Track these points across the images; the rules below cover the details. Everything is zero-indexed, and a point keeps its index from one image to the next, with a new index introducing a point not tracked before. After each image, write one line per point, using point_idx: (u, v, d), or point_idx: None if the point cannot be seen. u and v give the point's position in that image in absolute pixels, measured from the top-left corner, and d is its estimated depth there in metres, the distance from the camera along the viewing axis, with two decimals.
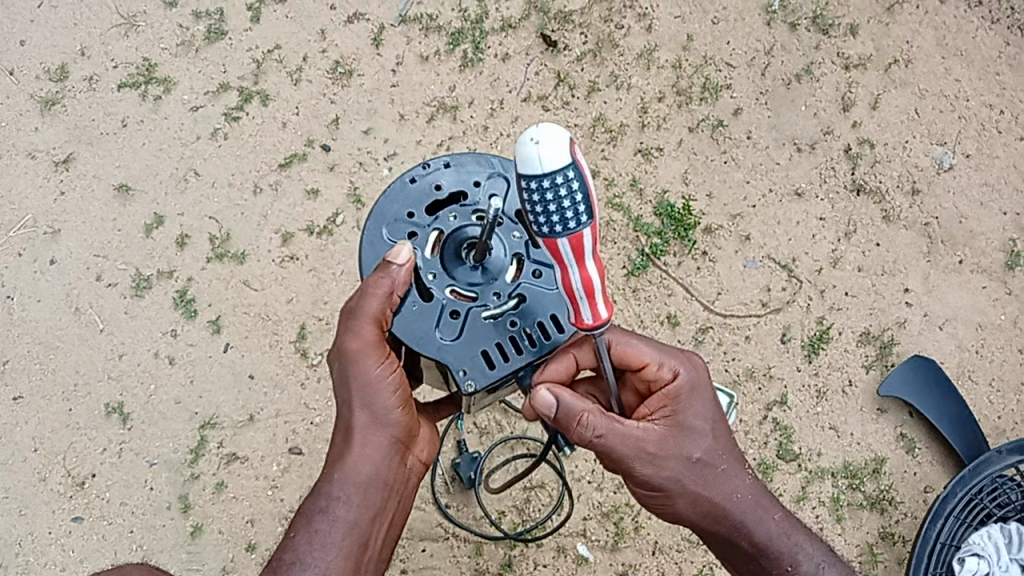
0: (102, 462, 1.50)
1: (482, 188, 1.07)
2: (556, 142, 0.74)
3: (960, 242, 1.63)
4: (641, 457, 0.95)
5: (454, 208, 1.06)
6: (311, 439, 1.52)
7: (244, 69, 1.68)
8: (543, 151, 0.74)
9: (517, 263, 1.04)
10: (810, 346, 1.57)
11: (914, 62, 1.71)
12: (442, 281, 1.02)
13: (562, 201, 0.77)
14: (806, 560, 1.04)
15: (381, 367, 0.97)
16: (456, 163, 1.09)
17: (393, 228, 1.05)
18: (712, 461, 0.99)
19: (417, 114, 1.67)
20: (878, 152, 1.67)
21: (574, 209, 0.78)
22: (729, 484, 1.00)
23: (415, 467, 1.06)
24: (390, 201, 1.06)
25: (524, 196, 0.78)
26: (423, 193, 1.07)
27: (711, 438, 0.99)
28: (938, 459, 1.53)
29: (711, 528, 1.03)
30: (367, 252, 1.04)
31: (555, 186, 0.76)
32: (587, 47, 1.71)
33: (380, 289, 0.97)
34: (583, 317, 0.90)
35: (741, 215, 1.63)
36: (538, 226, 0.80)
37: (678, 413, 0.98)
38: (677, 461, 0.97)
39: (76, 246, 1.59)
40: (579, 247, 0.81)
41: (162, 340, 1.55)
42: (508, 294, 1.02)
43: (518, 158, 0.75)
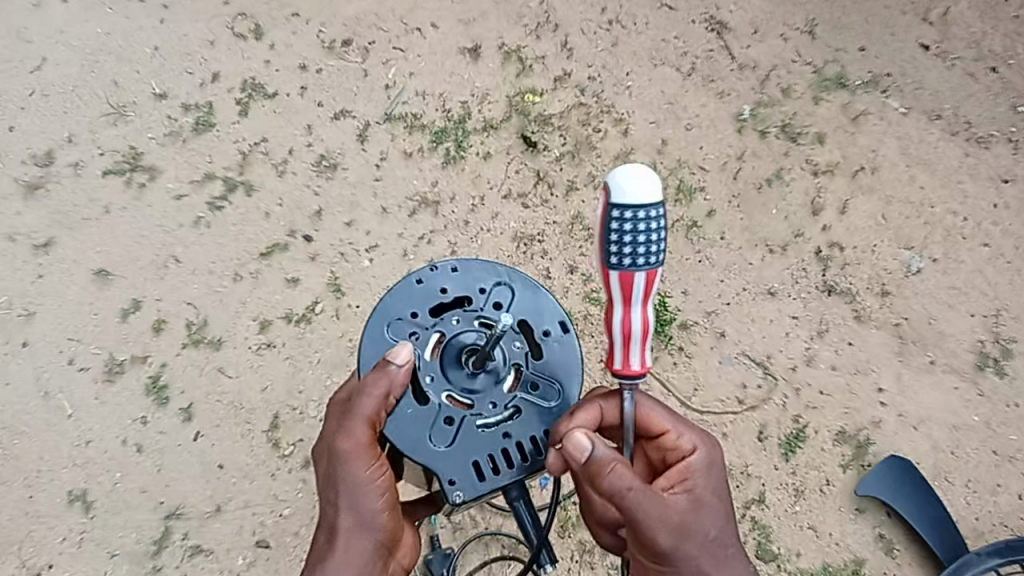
0: (60, 552, 1.45)
1: (487, 294, 1.09)
2: (649, 181, 0.88)
3: (931, 343, 1.66)
4: (665, 525, 0.92)
5: (457, 312, 1.07)
6: (279, 532, 1.47)
7: (231, 160, 1.71)
8: (639, 185, 0.87)
9: (515, 372, 1.06)
10: (787, 445, 1.57)
11: (880, 170, 1.77)
12: (440, 386, 1.04)
13: (649, 234, 0.89)
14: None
15: (372, 469, 0.99)
16: (462, 268, 1.09)
17: (395, 327, 1.06)
18: (724, 543, 0.97)
19: (400, 208, 1.70)
20: (848, 255, 1.71)
21: (655, 246, 0.90)
22: (738, 572, 0.97)
23: (394, 572, 1.06)
24: (395, 299, 1.07)
25: (611, 226, 0.89)
26: (427, 295, 1.08)
27: (724, 518, 0.98)
28: (918, 561, 1.51)
29: None
30: (368, 349, 1.05)
31: (646, 218, 0.88)
32: (566, 148, 1.76)
33: (377, 389, 0.98)
34: (630, 363, 0.96)
35: (716, 312, 1.65)
36: (618, 256, 0.90)
37: (695, 487, 0.98)
38: (695, 535, 0.94)
39: (51, 329, 1.58)
40: (650, 284, 0.93)
41: (132, 428, 1.52)
42: (504, 404, 1.04)
43: (614, 192, 0.88)
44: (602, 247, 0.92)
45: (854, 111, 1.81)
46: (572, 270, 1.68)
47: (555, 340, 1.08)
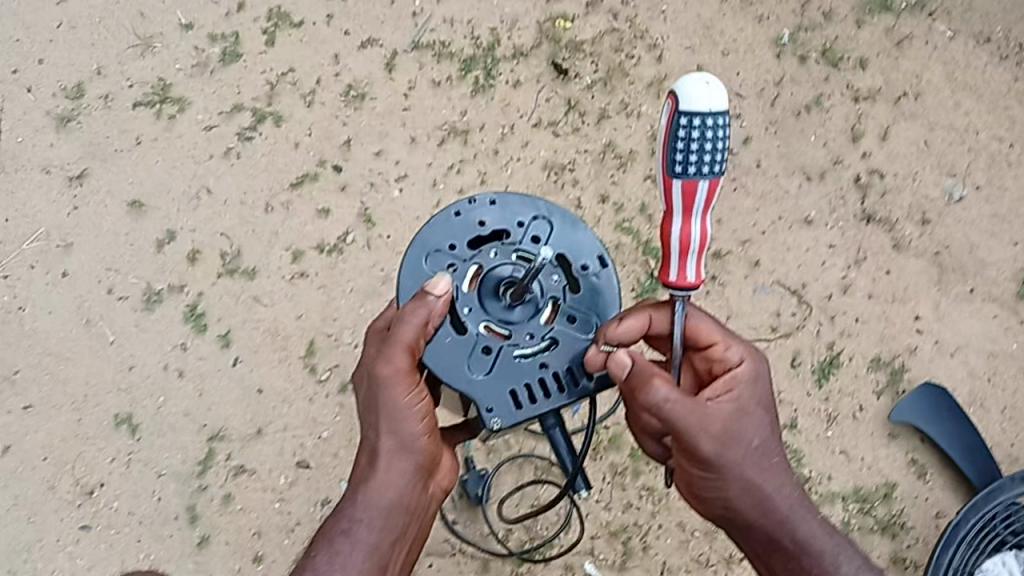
0: (111, 472, 1.50)
1: (526, 228, 1.08)
2: (718, 89, 0.89)
3: (972, 271, 1.63)
4: (707, 434, 0.96)
5: (495, 246, 1.07)
6: (319, 452, 1.51)
7: (259, 91, 1.69)
8: (709, 90, 0.87)
9: (553, 305, 1.06)
10: (820, 371, 1.56)
11: (924, 95, 1.71)
12: (478, 316, 1.04)
13: (716, 141, 0.89)
14: (846, 562, 1.01)
15: (411, 395, 1.00)
16: (501, 201, 1.08)
17: (433, 260, 1.06)
18: (768, 452, 1.00)
19: (429, 137, 1.68)
20: (888, 182, 1.68)
21: (720, 155, 0.91)
22: (779, 477, 1.01)
23: (435, 492, 1.09)
24: (433, 231, 1.07)
25: (679, 133, 0.89)
26: (466, 228, 1.07)
27: (769, 426, 1.01)
28: (951, 486, 1.52)
29: (755, 523, 1.02)
30: (406, 281, 1.06)
31: (714, 125, 0.89)
32: (597, 75, 1.72)
33: (416, 318, 0.98)
34: (687, 274, 0.96)
35: (750, 240, 1.63)
36: (685, 163, 0.90)
37: (744, 398, 1.00)
38: (739, 445, 0.98)
39: (89, 260, 1.60)
40: (710, 195, 0.93)
41: (173, 353, 1.55)
42: (542, 336, 1.05)
43: (686, 97, 0.88)
44: (667, 156, 0.91)
45: (897, 35, 1.74)
46: (604, 200, 1.66)
47: (593, 274, 1.08)
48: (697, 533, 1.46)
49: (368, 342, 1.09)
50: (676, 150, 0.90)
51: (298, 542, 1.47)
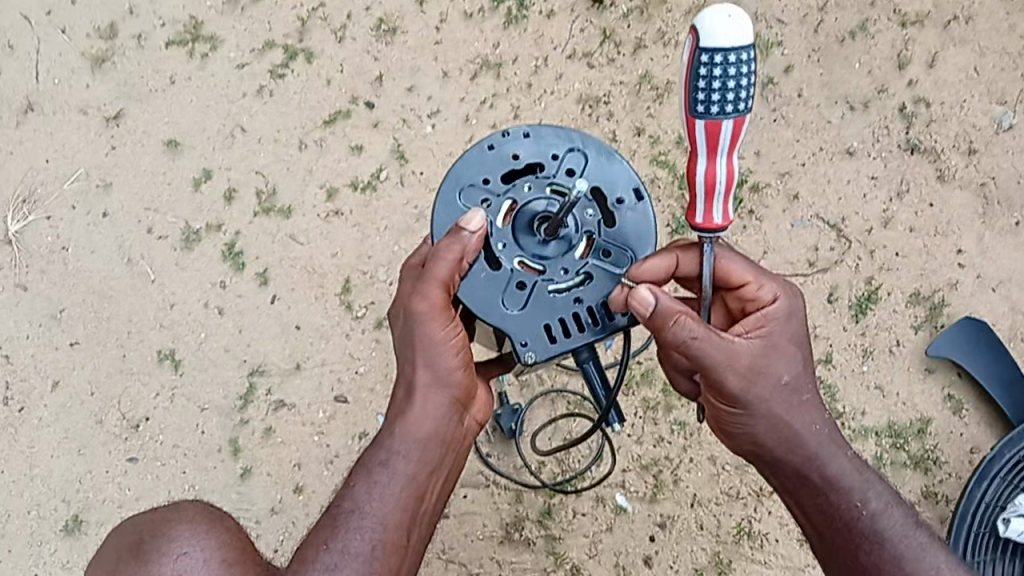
0: (156, 407, 1.55)
1: (560, 161, 1.07)
2: (742, 22, 0.86)
3: (1018, 203, 1.59)
4: (732, 369, 0.97)
5: (530, 179, 1.06)
6: (356, 388, 1.54)
7: (290, 27, 1.68)
8: (732, 25, 0.85)
9: (588, 240, 1.05)
10: (857, 306, 1.54)
11: (976, 19, 1.64)
12: (512, 251, 1.04)
13: (740, 78, 0.88)
14: (875, 498, 1.00)
15: (446, 328, 1.01)
16: (535, 133, 1.07)
17: (467, 194, 1.06)
18: (797, 389, 1.00)
19: (461, 71, 1.66)
20: (934, 111, 1.62)
21: (744, 92, 0.89)
22: (808, 414, 1.01)
23: (470, 427, 1.09)
24: (467, 166, 1.06)
25: (701, 72, 0.88)
26: (500, 161, 1.06)
27: (799, 364, 1.01)
28: (987, 422, 1.50)
29: (783, 459, 1.02)
30: (440, 215, 1.05)
31: (738, 62, 0.87)
32: (634, 3, 1.67)
33: (451, 253, 1.00)
34: (713, 217, 0.95)
35: (789, 173, 1.60)
36: (707, 103, 0.89)
37: (774, 335, 0.99)
38: (765, 381, 0.98)
39: (128, 199, 1.63)
40: (736, 134, 0.91)
41: (212, 291, 1.58)
42: (576, 271, 1.04)
43: (707, 34, 0.86)
44: (690, 95, 0.90)
45: None
46: (639, 133, 1.63)
47: (628, 208, 1.07)
48: (728, 468, 1.48)
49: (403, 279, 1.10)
50: (699, 90, 0.89)
51: (337, 473, 1.52)
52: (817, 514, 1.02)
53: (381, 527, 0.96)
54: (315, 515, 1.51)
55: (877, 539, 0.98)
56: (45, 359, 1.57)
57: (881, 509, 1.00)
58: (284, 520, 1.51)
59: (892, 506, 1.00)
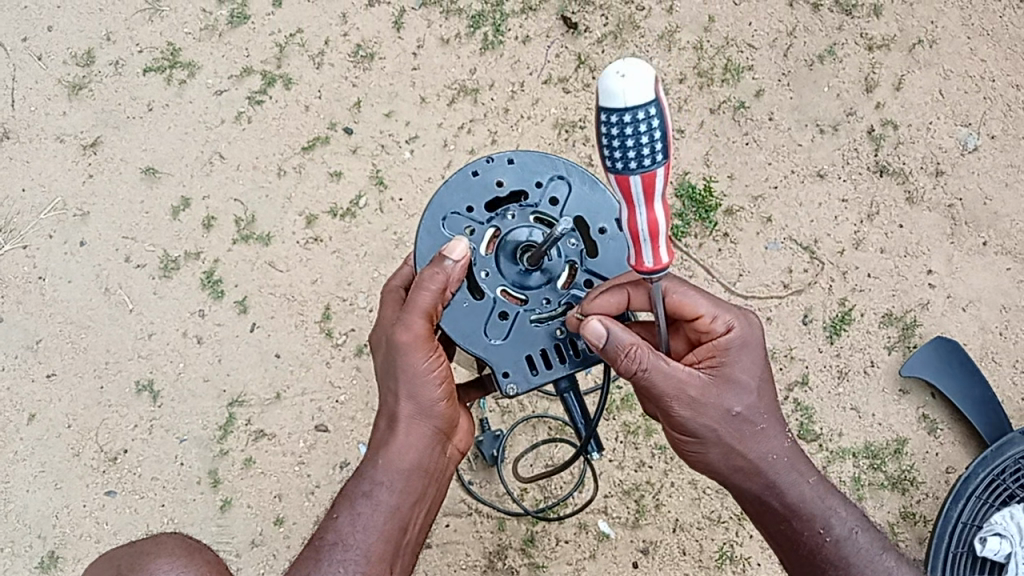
0: (133, 438, 1.54)
1: (543, 189, 1.08)
2: (640, 78, 0.77)
3: (984, 223, 1.62)
4: (680, 399, 0.98)
5: (513, 208, 1.07)
6: (336, 416, 1.54)
7: (268, 53, 1.69)
8: (627, 85, 0.76)
9: (570, 270, 1.07)
10: (832, 327, 1.57)
11: (939, 43, 1.68)
12: (494, 280, 1.05)
13: (641, 136, 0.79)
14: (839, 524, 1.02)
15: (429, 360, 1.01)
16: (519, 161, 1.08)
17: (451, 222, 1.07)
18: (752, 419, 1.00)
19: (439, 97, 1.68)
20: (902, 133, 1.66)
21: (651, 147, 0.80)
22: (765, 443, 1.01)
23: (452, 456, 1.11)
24: (451, 192, 1.08)
25: (602, 129, 0.80)
26: (483, 189, 1.07)
27: (754, 395, 1.00)
28: (961, 440, 1.53)
29: (742, 485, 1.03)
30: (424, 242, 1.07)
31: (635, 121, 0.78)
32: (607, 29, 1.70)
33: (434, 284, 0.99)
34: (643, 260, 0.91)
35: (762, 196, 1.62)
36: (612, 160, 0.82)
37: (725, 366, 0.99)
38: (714, 412, 0.98)
39: (106, 228, 1.62)
40: (650, 186, 0.84)
41: (191, 320, 1.58)
42: (558, 302, 1.06)
43: (601, 92, 0.78)
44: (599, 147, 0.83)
45: None
46: None
47: (611, 237, 1.07)
48: (709, 491, 1.49)
49: (384, 307, 1.11)
50: (602, 146, 0.82)
51: (319, 504, 1.51)
52: (782, 539, 1.05)
53: (365, 559, 0.97)
54: (297, 548, 1.50)
55: (844, 565, 1.01)
56: (20, 392, 1.55)
57: (845, 535, 1.02)
58: (264, 554, 1.50)
59: (858, 533, 1.02)
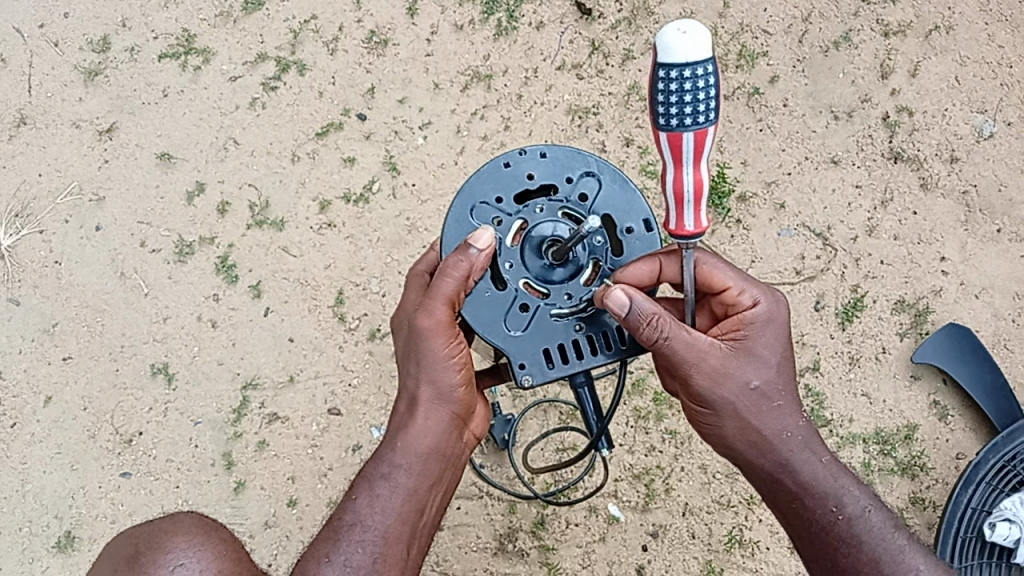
0: (148, 421, 1.56)
1: (573, 185, 1.08)
2: (700, 35, 0.85)
3: (999, 211, 1.61)
4: (700, 368, 0.99)
5: (542, 202, 1.07)
6: (349, 400, 1.56)
7: (282, 39, 1.69)
8: (691, 40, 0.85)
9: (594, 266, 1.07)
10: (843, 314, 1.57)
11: (956, 28, 1.66)
12: (518, 272, 1.06)
13: (698, 91, 0.87)
14: (852, 502, 1.03)
15: (450, 346, 1.02)
16: (551, 155, 1.08)
17: (479, 211, 1.08)
18: (769, 394, 1.01)
19: (452, 83, 1.68)
20: (917, 120, 1.65)
21: (706, 103, 0.88)
22: (781, 420, 1.02)
23: (469, 442, 1.12)
24: (481, 182, 1.08)
25: (658, 86, 0.88)
26: (514, 181, 1.08)
27: (773, 371, 1.01)
28: (972, 427, 1.53)
29: (754, 461, 1.04)
30: (451, 231, 1.07)
31: (694, 76, 0.86)
32: (622, 15, 1.69)
33: (458, 270, 1.00)
34: (684, 224, 0.96)
35: (775, 182, 1.62)
36: (666, 116, 0.90)
37: (747, 339, 1.01)
38: (733, 384, 1.00)
39: (121, 213, 1.64)
40: (700, 144, 0.91)
41: (205, 304, 1.60)
42: (580, 297, 1.06)
43: (662, 48, 0.86)
44: (652, 107, 0.91)
45: None
46: (628, 143, 1.65)
47: (637, 237, 1.08)
48: (720, 476, 1.49)
49: (409, 292, 1.12)
50: (658, 104, 0.89)
51: (331, 486, 1.53)
52: (795, 520, 1.05)
53: (382, 540, 0.99)
54: (310, 530, 1.52)
55: (855, 542, 1.01)
56: (37, 375, 1.58)
57: (858, 515, 1.02)
58: (277, 535, 1.52)
59: (871, 511, 1.03)
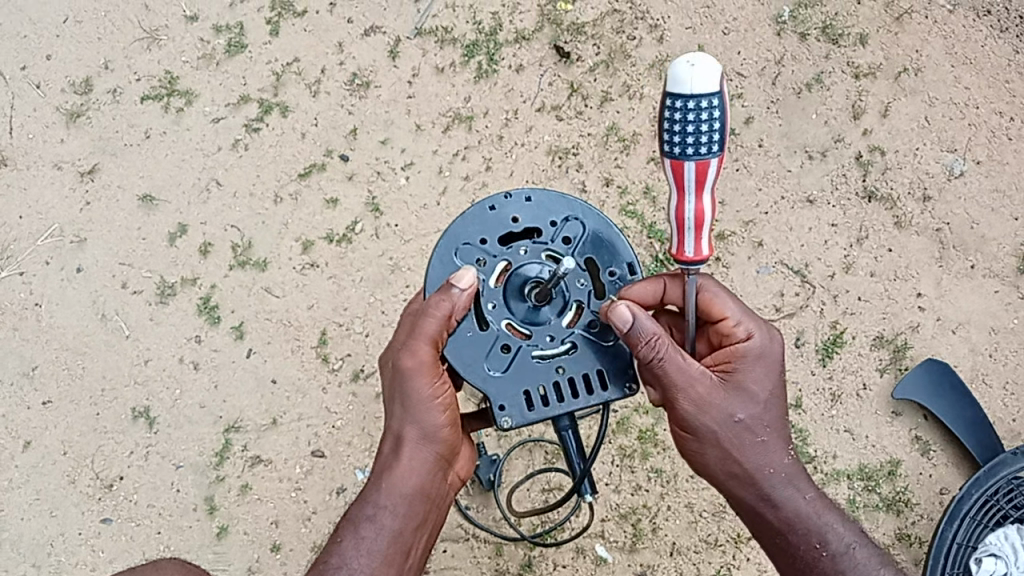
0: (129, 465, 1.54)
1: (557, 228, 1.10)
2: (710, 70, 0.92)
3: (972, 247, 1.65)
4: (688, 396, 1.00)
5: (526, 244, 1.09)
6: (333, 442, 1.54)
7: (264, 81, 1.71)
8: (700, 73, 0.91)
9: (577, 309, 1.08)
10: (823, 351, 1.59)
11: (923, 71, 1.72)
12: (501, 313, 1.07)
13: (703, 122, 0.94)
14: (836, 539, 1.04)
15: (434, 386, 1.03)
16: (536, 198, 1.10)
17: (463, 252, 1.09)
18: (755, 428, 1.02)
19: (434, 124, 1.70)
20: (889, 159, 1.69)
21: (710, 135, 0.95)
22: (765, 455, 1.03)
23: (454, 483, 1.12)
24: (467, 223, 1.09)
25: (666, 115, 0.95)
26: (499, 223, 1.09)
27: (761, 407, 1.02)
28: (953, 461, 1.54)
29: (736, 493, 1.05)
30: (435, 270, 1.08)
31: (700, 107, 0.93)
32: (599, 58, 1.72)
33: (439, 310, 1.02)
34: (684, 249, 1.01)
35: (754, 221, 1.65)
36: (672, 144, 0.96)
37: (738, 372, 1.03)
38: (719, 415, 1.01)
39: (102, 255, 1.63)
40: (703, 173, 0.97)
41: (187, 346, 1.58)
42: (562, 339, 1.07)
43: (674, 79, 0.93)
44: (660, 134, 0.97)
45: (897, 9, 1.74)
46: (608, 183, 1.67)
47: (619, 281, 1.09)
48: (706, 514, 1.49)
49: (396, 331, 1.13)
50: (665, 132, 0.96)
51: (315, 530, 1.51)
52: (778, 552, 1.07)
53: None
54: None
55: None
56: (16, 419, 1.55)
57: (842, 552, 1.03)
58: None
59: (855, 549, 1.04)
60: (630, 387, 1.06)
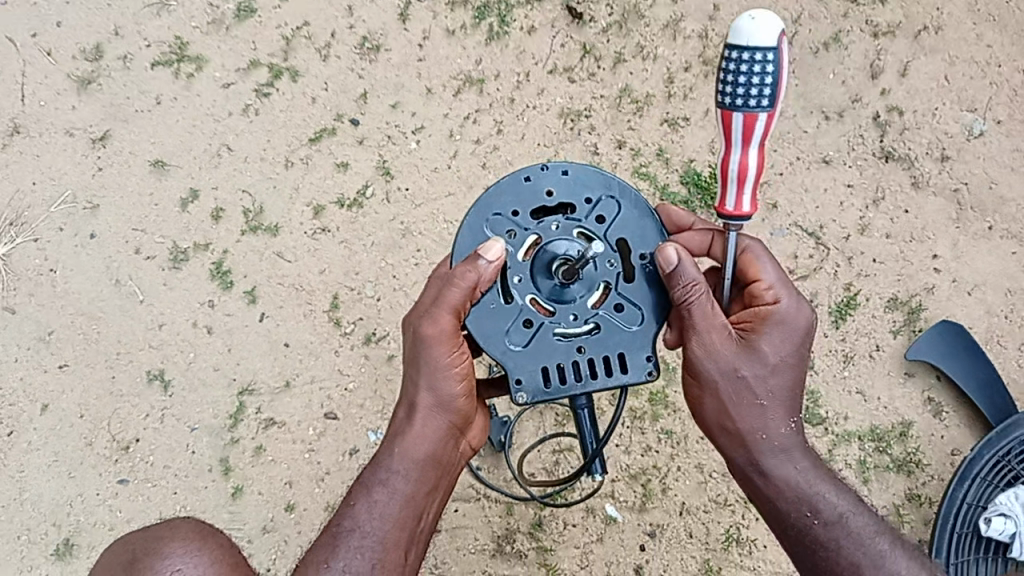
0: (146, 428, 1.56)
1: (592, 206, 1.08)
2: (768, 24, 0.92)
3: (990, 208, 1.62)
4: (698, 340, 1.01)
5: (559, 220, 1.07)
6: (345, 405, 1.56)
7: (274, 46, 1.70)
8: (757, 25, 0.92)
9: (604, 289, 1.07)
10: (836, 312, 1.58)
11: (945, 28, 1.67)
12: (526, 288, 1.07)
13: (754, 75, 0.93)
14: (828, 507, 1.03)
15: (451, 355, 1.03)
16: (574, 174, 1.08)
17: (494, 222, 1.08)
18: (755, 391, 1.02)
19: (444, 87, 1.68)
20: (907, 119, 1.66)
21: (761, 88, 0.94)
22: (762, 418, 1.03)
23: (465, 451, 1.13)
24: (501, 193, 1.08)
25: (722, 66, 0.96)
26: (533, 196, 1.08)
27: (769, 372, 1.02)
28: (967, 424, 1.54)
29: (727, 448, 1.06)
30: (465, 240, 1.07)
31: (753, 59, 0.93)
32: (613, 18, 1.70)
33: (464, 282, 1.02)
34: (726, 203, 1.02)
35: (768, 183, 1.63)
36: (722, 94, 0.96)
37: (755, 334, 1.02)
38: (722, 368, 1.01)
39: (115, 221, 1.64)
40: (750, 127, 0.97)
41: (201, 310, 1.60)
42: (586, 319, 1.06)
43: (735, 31, 0.93)
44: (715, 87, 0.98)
45: None
46: (620, 145, 1.65)
47: (650, 264, 1.07)
48: (716, 475, 1.50)
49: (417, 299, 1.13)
50: (719, 82, 0.97)
51: (329, 490, 1.53)
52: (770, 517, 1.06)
53: (381, 545, 1.00)
54: (308, 534, 1.52)
55: (834, 546, 1.01)
56: (34, 383, 1.57)
57: (834, 521, 1.02)
58: (275, 539, 1.52)
59: (847, 518, 1.02)
60: (651, 372, 1.05)
